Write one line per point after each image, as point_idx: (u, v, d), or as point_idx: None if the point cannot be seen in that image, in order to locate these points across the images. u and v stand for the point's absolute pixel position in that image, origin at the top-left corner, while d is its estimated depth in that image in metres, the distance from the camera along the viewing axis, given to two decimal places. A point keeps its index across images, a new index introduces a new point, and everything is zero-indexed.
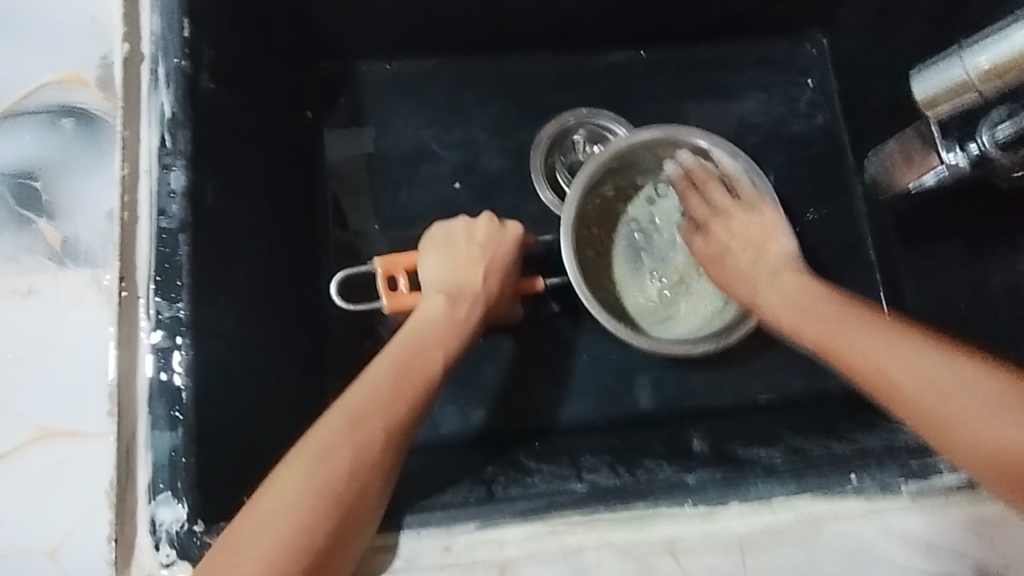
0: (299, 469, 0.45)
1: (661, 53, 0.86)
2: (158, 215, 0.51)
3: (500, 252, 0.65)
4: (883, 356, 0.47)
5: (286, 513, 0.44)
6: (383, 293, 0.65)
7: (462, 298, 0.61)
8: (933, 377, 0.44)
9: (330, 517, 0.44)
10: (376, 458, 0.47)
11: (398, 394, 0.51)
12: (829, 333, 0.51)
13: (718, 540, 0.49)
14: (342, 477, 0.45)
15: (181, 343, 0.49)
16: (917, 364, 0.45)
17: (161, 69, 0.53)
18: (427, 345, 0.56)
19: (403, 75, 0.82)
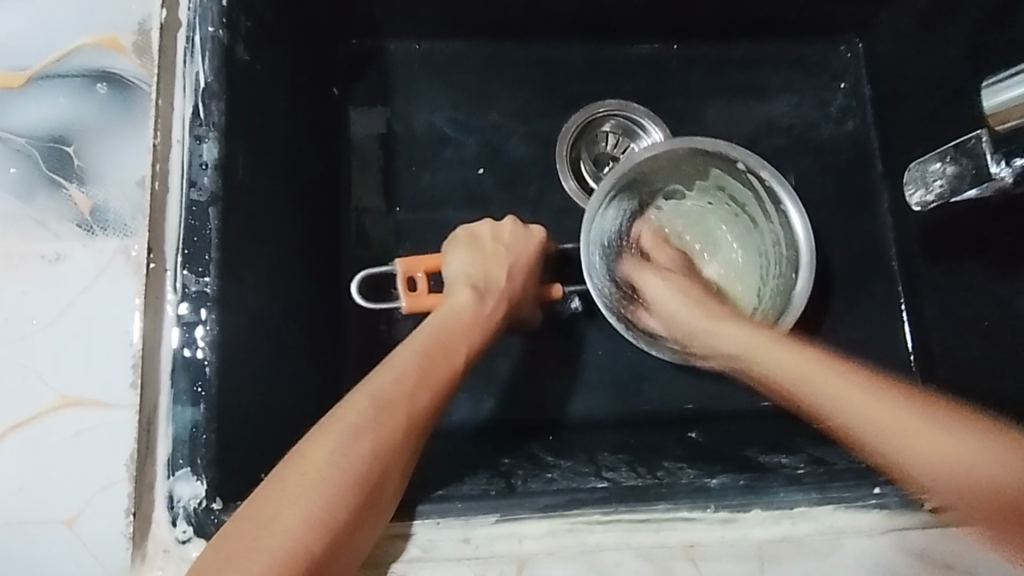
0: (325, 446, 0.45)
1: (695, 47, 0.84)
2: (189, 186, 0.50)
3: (525, 250, 0.66)
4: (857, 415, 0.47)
5: (318, 487, 0.43)
6: (402, 294, 0.64)
7: (488, 293, 0.61)
8: (899, 414, 0.45)
9: (354, 497, 0.44)
10: (399, 443, 0.48)
11: (423, 383, 0.51)
12: (804, 382, 0.51)
13: (738, 549, 0.48)
14: (367, 459, 0.45)
15: (205, 318, 0.48)
16: (901, 416, 0.45)
17: (196, 36, 0.52)
18: (452, 336, 0.56)
19: (431, 56, 0.81)
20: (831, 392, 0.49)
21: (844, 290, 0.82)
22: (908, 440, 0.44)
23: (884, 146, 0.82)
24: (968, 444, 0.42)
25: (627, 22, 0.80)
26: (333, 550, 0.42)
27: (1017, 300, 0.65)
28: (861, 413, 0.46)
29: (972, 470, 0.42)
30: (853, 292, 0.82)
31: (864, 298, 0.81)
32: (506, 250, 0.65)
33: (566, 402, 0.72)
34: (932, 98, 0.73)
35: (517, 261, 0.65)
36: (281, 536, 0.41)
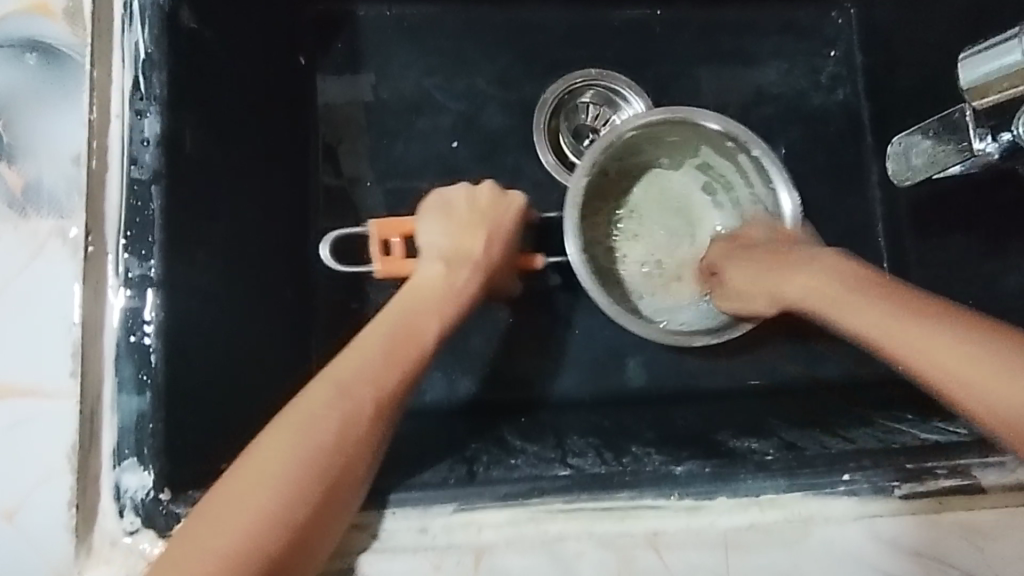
0: (284, 438, 0.44)
1: (680, 12, 0.80)
2: (129, 164, 0.47)
3: (502, 216, 0.62)
4: (996, 385, 0.41)
5: (272, 479, 0.42)
6: (375, 258, 0.62)
7: (462, 264, 0.58)
8: (967, 366, 0.42)
9: (314, 490, 0.42)
10: (364, 432, 0.46)
11: (390, 364, 0.49)
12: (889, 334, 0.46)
13: (704, 537, 0.46)
14: (324, 449, 0.44)
15: (150, 301, 0.47)
16: (944, 354, 0.43)
17: (136, 3, 0.48)
18: (422, 313, 0.54)
19: (404, 20, 0.77)
20: (914, 349, 0.45)
21: None
22: (964, 374, 0.42)
23: (875, 116, 0.79)
24: (992, 361, 0.42)
25: None
26: (297, 537, 0.41)
27: (1008, 278, 0.63)
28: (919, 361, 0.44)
29: (1001, 389, 0.41)
30: None
31: None
32: (481, 219, 0.61)
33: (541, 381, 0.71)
34: (925, 65, 0.70)
35: (494, 228, 0.61)
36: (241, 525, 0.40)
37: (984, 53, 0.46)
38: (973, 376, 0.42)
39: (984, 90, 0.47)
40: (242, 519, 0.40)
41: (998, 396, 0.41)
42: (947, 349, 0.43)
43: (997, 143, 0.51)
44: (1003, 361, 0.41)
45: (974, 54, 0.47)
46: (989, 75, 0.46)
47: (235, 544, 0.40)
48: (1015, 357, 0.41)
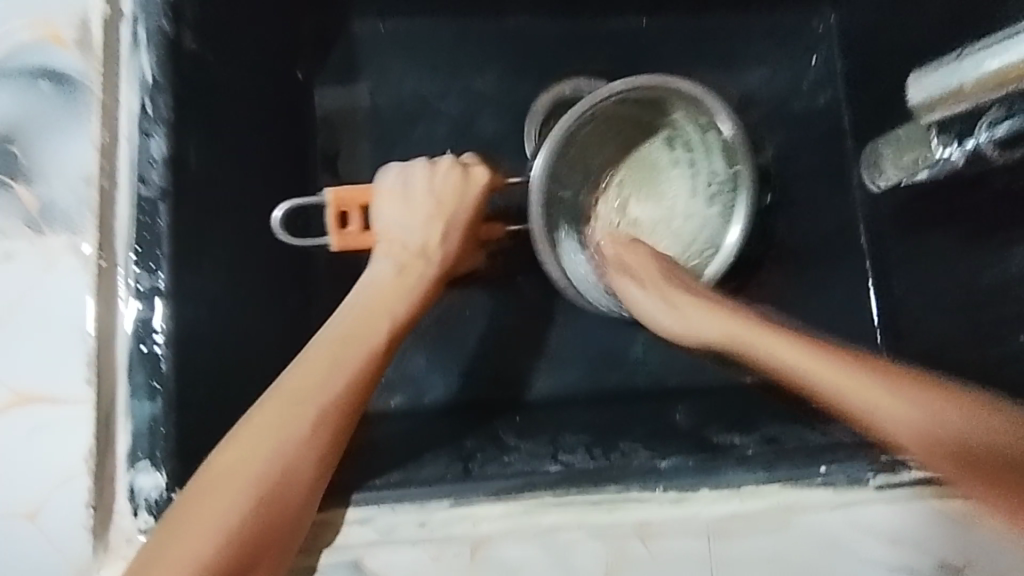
0: (237, 453, 0.47)
1: (666, 22, 0.83)
2: (138, 183, 0.50)
3: (462, 207, 0.63)
4: (883, 407, 0.47)
5: (230, 494, 0.45)
6: (332, 231, 0.61)
7: (416, 261, 0.60)
8: (927, 419, 0.47)
9: (266, 495, 0.46)
10: (313, 437, 0.49)
11: (336, 367, 0.52)
12: (841, 396, 0.49)
13: (689, 525, 0.49)
14: (275, 458, 0.47)
15: (158, 313, 0.50)
16: (903, 412, 0.47)
17: (141, 30, 0.51)
18: (371, 312, 0.57)
19: (398, 33, 0.79)
20: (875, 408, 0.48)
21: (816, 265, 0.82)
22: (916, 424, 0.47)
23: (856, 119, 0.82)
24: (944, 411, 0.47)
25: None
26: (265, 543, 0.45)
27: (984, 274, 0.65)
28: (881, 417, 0.48)
29: (956, 432, 0.46)
30: (824, 267, 0.82)
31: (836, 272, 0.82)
32: (439, 207, 0.62)
33: (538, 380, 0.74)
34: (901, 70, 0.73)
35: (450, 221, 0.62)
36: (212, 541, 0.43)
37: (929, 74, 0.48)
38: (858, 398, 0.48)
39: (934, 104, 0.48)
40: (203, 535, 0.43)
41: (956, 440, 0.46)
42: (903, 406, 0.47)
43: (961, 148, 0.59)
44: (885, 390, 0.48)
45: (925, 73, 0.49)
46: (932, 93, 0.48)
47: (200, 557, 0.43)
48: (882, 382, 0.48)
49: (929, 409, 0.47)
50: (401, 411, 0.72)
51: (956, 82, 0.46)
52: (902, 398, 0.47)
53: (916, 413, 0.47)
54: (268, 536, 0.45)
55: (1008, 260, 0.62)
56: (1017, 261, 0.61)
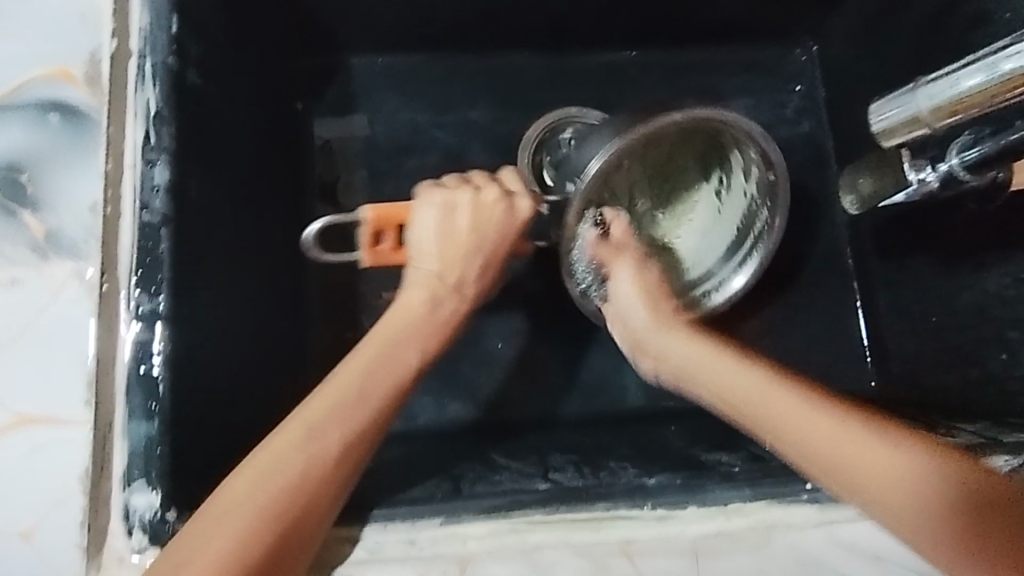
0: (247, 481, 0.45)
1: (652, 53, 0.86)
2: (141, 210, 0.52)
3: (504, 238, 0.59)
4: (850, 457, 0.45)
5: (236, 521, 0.43)
6: (365, 249, 0.59)
7: (447, 293, 0.58)
8: (893, 472, 0.44)
9: (274, 527, 0.44)
10: (333, 469, 0.47)
11: (364, 398, 0.50)
12: (806, 446, 0.47)
13: (674, 544, 0.50)
14: (288, 488, 0.45)
15: (159, 334, 0.51)
16: (871, 460, 0.45)
17: (149, 65, 0.54)
18: (401, 341, 0.55)
19: (393, 69, 0.83)
20: (843, 459, 0.46)
21: (803, 290, 0.83)
22: (885, 474, 0.44)
23: (838, 145, 0.85)
24: (903, 459, 0.44)
25: (583, 30, 0.82)
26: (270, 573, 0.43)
27: (962, 295, 0.69)
28: (850, 468, 0.45)
29: (921, 486, 0.43)
30: (812, 290, 0.83)
31: (823, 297, 0.83)
32: (478, 241, 0.58)
33: (531, 404, 0.75)
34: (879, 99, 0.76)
35: (491, 253, 0.59)
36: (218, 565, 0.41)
37: (890, 100, 0.49)
38: (825, 452, 0.46)
39: (893, 132, 0.50)
40: (204, 563, 0.42)
41: (913, 492, 0.43)
42: (880, 456, 0.45)
43: (935, 172, 0.60)
44: (854, 436, 0.46)
45: (885, 99, 0.50)
46: (893, 119, 0.50)
47: None
48: (851, 433, 0.46)
49: (887, 453, 0.45)
50: (394, 434, 0.73)
51: (916, 108, 0.48)
52: (876, 441, 0.45)
53: (886, 458, 0.45)
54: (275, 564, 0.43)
55: (982, 281, 0.67)
56: (993, 281, 0.66)
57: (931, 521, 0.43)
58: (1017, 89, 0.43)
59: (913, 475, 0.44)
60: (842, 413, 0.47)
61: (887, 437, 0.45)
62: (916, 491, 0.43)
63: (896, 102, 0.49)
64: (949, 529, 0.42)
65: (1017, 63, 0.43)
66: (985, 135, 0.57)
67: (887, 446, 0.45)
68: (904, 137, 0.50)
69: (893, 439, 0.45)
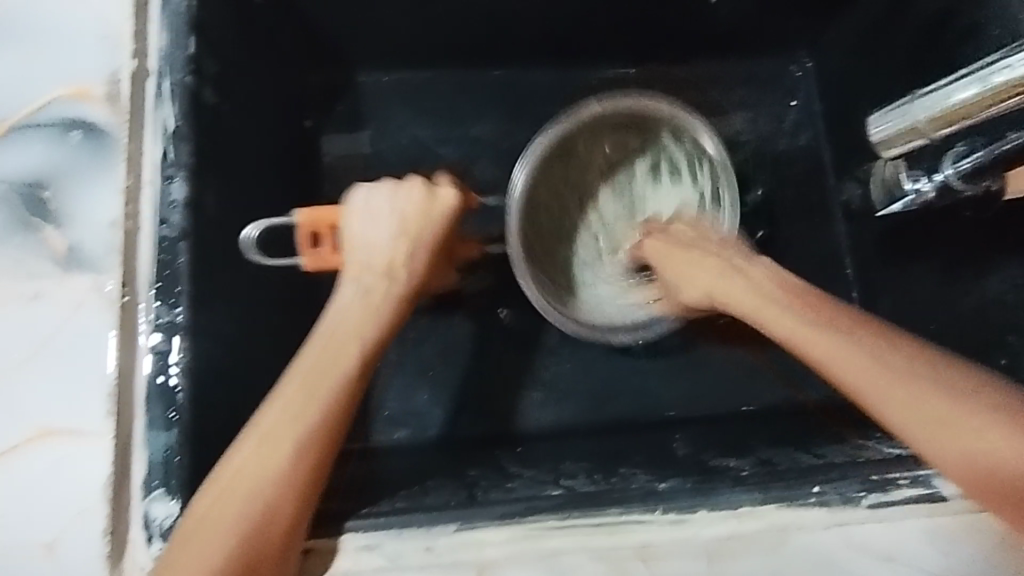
0: (216, 499, 0.46)
1: (652, 69, 0.88)
2: (159, 224, 0.53)
3: (428, 228, 0.60)
4: (917, 418, 0.45)
5: (209, 539, 0.45)
6: (302, 251, 0.61)
7: (381, 283, 0.57)
8: (941, 423, 0.45)
9: (241, 537, 0.45)
10: (286, 474, 0.48)
11: (311, 398, 0.50)
12: (855, 384, 0.48)
13: (687, 547, 0.50)
14: (246, 500, 0.46)
15: (177, 345, 0.52)
16: (920, 403, 0.46)
17: (166, 84, 0.56)
18: (345, 334, 0.54)
19: (400, 85, 0.84)
20: (890, 396, 0.46)
21: None
22: (934, 423, 0.45)
23: (836, 157, 0.87)
24: (976, 422, 0.44)
25: (586, 48, 0.85)
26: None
27: (963, 302, 0.72)
28: (897, 410, 0.46)
29: (984, 448, 0.44)
30: None
31: None
32: (402, 233, 0.59)
33: (539, 414, 0.76)
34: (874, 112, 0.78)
35: (418, 242, 0.60)
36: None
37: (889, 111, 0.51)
38: (866, 380, 0.47)
39: (890, 142, 0.52)
40: None
41: (993, 464, 0.44)
42: (918, 400, 0.46)
43: (931, 181, 0.62)
44: (902, 378, 0.46)
45: (883, 111, 0.52)
46: (891, 129, 0.52)
47: None
48: (914, 386, 0.46)
49: (964, 434, 0.44)
50: (405, 445, 0.74)
51: (911, 119, 0.50)
52: (952, 429, 0.45)
53: (953, 441, 0.45)
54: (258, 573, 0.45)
55: (982, 287, 0.70)
56: (993, 286, 0.69)
57: (993, 479, 0.44)
58: (1004, 102, 0.45)
59: (964, 439, 0.44)
60: (888, 352, 0.48)
61: (962, 425, 0.44)
62: (975, 451, 0.44)
63: (891, 113, 0.52)
64: (997, 485, 0.44)
65: (1006, 76, 0.43)
66: (978, 145, 0.59)
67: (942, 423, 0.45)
68: (903, 146, 0.53)
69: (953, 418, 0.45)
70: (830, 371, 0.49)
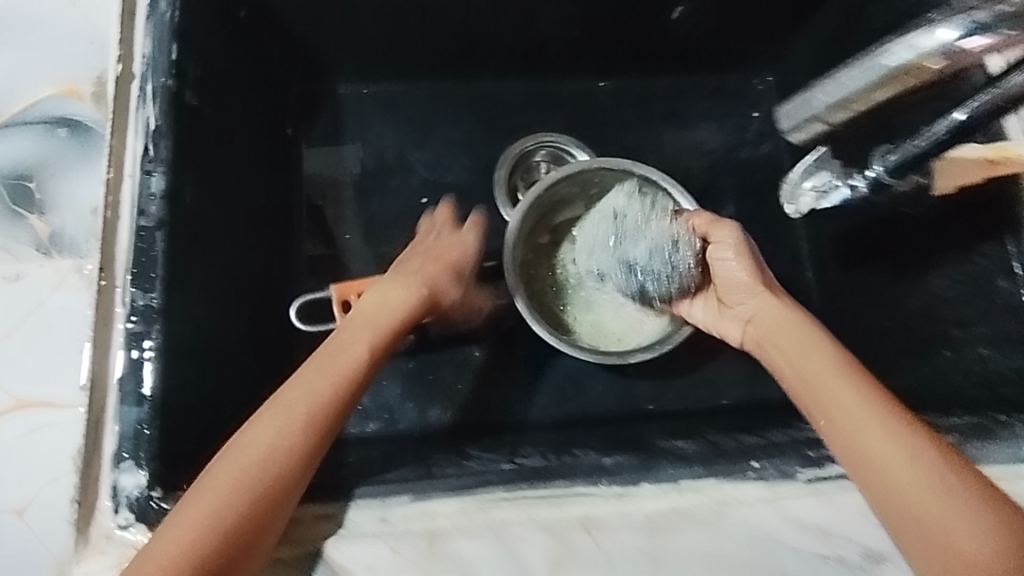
0: (232, 462, 0.50)
1: (621, 82, 0.93)
2: (138, 215, 0.57)
3: (440, 243, 0.71)
4: (899, 467, 0.48)
5: (217, 491, 0.48)
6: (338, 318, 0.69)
7: (398, 294, 0.63)
8: (925, 485, 0.47)
9: (246, 498, 0.48)
10: (295, 445, 0.51)
11: (332, 388, 0.54)
12: (842, 411, 0.51)
13: (630, 518, 0.53)
14: (259, 463, 0.50)
15: (153, 330, 0.55)
16: (908, 463, 0.48)
17: (149, 86, 0.59)
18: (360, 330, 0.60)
19: (380, 97, 0.89)
20: (882, 442, 0.49)
21: None
22: (919, 480, 0.47)
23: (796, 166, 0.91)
24: (956, 501, 0.46)
25: (557, 61, 0.89)
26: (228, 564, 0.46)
27: (911, 299, 0.75)
28: (883, 455, 0.49)
29: (956, 529, 0.45)
30: None
31: None
32: (420, 248, 0.70)
33: (507, 408, 0.80)
34: None
35: (428, 250, 0.69)
36: (189, 552, 0.45)
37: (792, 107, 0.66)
38: (860, 415, 0.51)
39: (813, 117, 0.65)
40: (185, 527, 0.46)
41: (957, 546, 0.45)
42: (910, 457, 0.48)
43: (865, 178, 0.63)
44: (897, 432, 0.49)
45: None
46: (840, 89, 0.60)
47: (174, 547, 0.45)
48: (908, 444, 0.49)
49: (972, 510, 0.45)
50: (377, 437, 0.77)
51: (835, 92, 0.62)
52: (958, 503, 0.46)
53: (956, 510, 0.46)
54: (236, 559, 0.46)
55: (927, 284, 0.74)
56: (936, 284, 0.73)
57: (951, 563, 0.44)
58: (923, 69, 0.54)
59: (943, 512, 0.46)
60: (887, 408, 0.51)
61: (963, 501, 0.46)
62: (949, 526, 0.45)
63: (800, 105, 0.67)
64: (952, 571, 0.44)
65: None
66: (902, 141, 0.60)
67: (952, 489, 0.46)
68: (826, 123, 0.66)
69: (969, 494, 0.46)
70: (826, 389, 0.53)
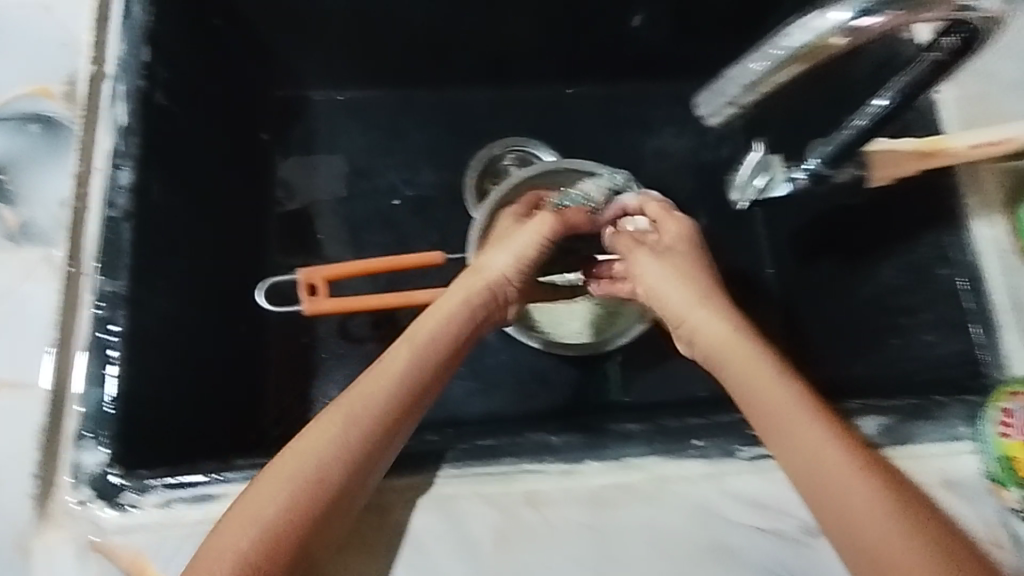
0: (276, 484, 0.48)
1: (587, 89, 0.96)
2: (106, 207, 0.60)
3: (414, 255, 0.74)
4: (842, 493, 0.48)
5: (264, 513, 0.47)
6: (303, 299, 0.72)
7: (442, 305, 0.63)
8: (868, 510, 0.46)
9: (292, 519, 0.47)
10: (353, 467, 0.50)
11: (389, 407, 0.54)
12: (787, 436, 0.51)
13: (575, 492, 0.55)
14: (311, 485, 0.49)
15: (119, 315, 0.58)
16: (853, 489, 0.47)
17: (120, 87, 0.63)
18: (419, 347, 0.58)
19: (353, 103, 0.92)
20: (826, 467, 0.49)
21: None
22: (859, 506, 0.47)
23: None
24: (896, 529, 0.45)
25: (523, 69, 0.93)
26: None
27: (863, 290, 0.78)
28: (826, 480, 0.49)
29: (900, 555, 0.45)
30: None
31: None
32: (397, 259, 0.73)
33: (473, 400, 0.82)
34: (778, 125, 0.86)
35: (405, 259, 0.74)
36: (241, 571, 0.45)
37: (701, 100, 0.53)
38: (803, 440, 0.50)
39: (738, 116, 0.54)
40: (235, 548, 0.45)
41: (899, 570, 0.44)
42: (850, 484, 0.48)
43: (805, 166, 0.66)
44: (838, 457, 0.49)
45: (707, 88, 0.53)
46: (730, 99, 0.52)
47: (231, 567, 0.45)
48: (851, 470, 0.48)
49: (916, 539, 0.45)
50: None
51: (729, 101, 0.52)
52: (903, 534, 0.45)
53: (903, 542, 0.45)
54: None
55: (877, 275, 0.76)
56: (886, 275, 0.75)
57: None
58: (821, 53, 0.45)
59: (887, 538, 0.45)
60: (832, 433, 0.50)
61: (905, 528, 0.45)
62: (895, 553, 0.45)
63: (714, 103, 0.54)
64: None
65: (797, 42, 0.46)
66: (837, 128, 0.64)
67: (891, 515, 0.46)
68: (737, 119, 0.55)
69: (918, 525, 0.45)
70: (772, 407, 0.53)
